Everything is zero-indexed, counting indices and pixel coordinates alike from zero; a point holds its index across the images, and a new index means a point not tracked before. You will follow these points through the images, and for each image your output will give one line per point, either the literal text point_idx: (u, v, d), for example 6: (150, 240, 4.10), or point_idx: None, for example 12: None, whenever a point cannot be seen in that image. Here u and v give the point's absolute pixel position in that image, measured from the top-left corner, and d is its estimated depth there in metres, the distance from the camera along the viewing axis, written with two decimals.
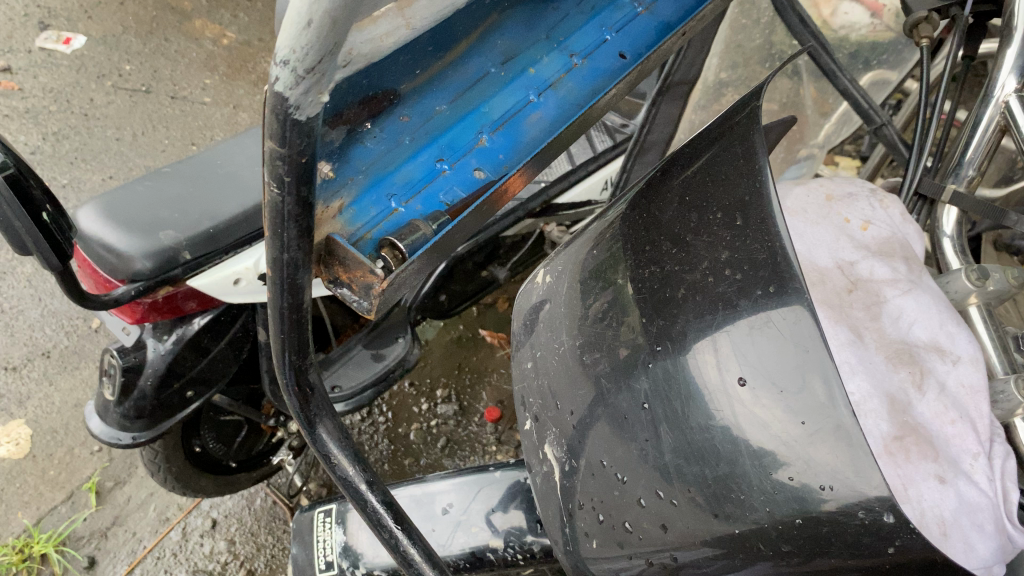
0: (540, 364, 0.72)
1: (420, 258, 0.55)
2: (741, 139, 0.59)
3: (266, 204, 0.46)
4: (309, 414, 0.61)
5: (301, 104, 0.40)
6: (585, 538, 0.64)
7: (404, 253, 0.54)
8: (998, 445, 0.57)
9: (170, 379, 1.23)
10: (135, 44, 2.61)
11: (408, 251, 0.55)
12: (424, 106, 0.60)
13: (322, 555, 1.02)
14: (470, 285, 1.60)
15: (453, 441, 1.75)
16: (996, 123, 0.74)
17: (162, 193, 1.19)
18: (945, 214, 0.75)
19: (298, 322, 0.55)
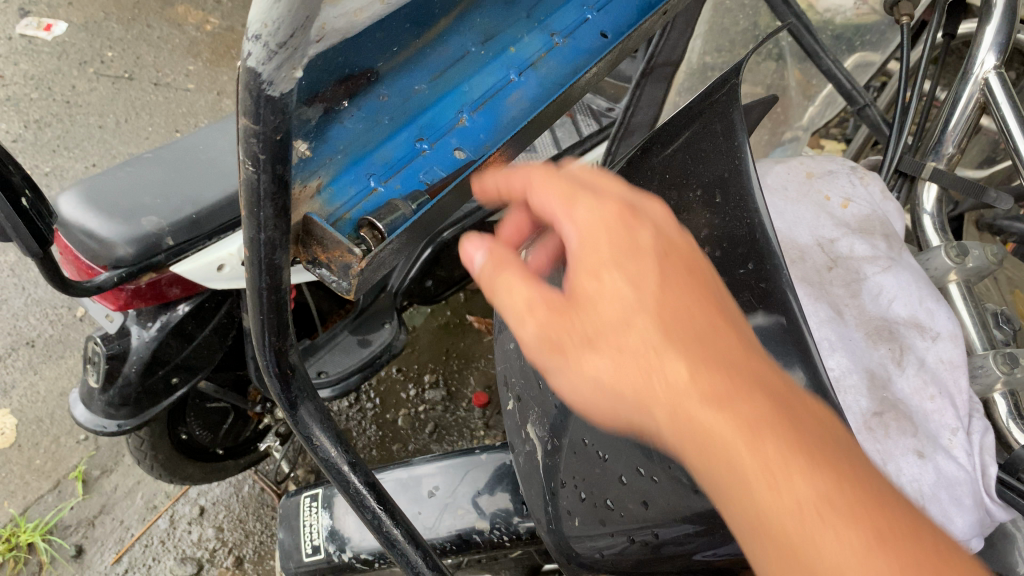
0: (523, 345, 0.71)
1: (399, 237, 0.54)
2: (721, 116, 0.58)
3: (240, 183, 0.46)
4: (291, 396, 0.60)
5: (274, 80, 0.40)
6: (568, 516, 0.63)
7: (385, 231, 0.54)
8: (976, 420, 0.57)
9: (155, 366, 1.22)
10: (117, 31, 2.58)
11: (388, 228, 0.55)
12: (402, 85, 0.60)
13: (309, 540, 1.02)
14: (456, 271, 1.59)
15: (441, 427, 1.76)
16: (975, 101, 0.74)
17: (144, 178, 1.17)
18: (925, 190, 0.75)
19: (277, 303, 0.54)
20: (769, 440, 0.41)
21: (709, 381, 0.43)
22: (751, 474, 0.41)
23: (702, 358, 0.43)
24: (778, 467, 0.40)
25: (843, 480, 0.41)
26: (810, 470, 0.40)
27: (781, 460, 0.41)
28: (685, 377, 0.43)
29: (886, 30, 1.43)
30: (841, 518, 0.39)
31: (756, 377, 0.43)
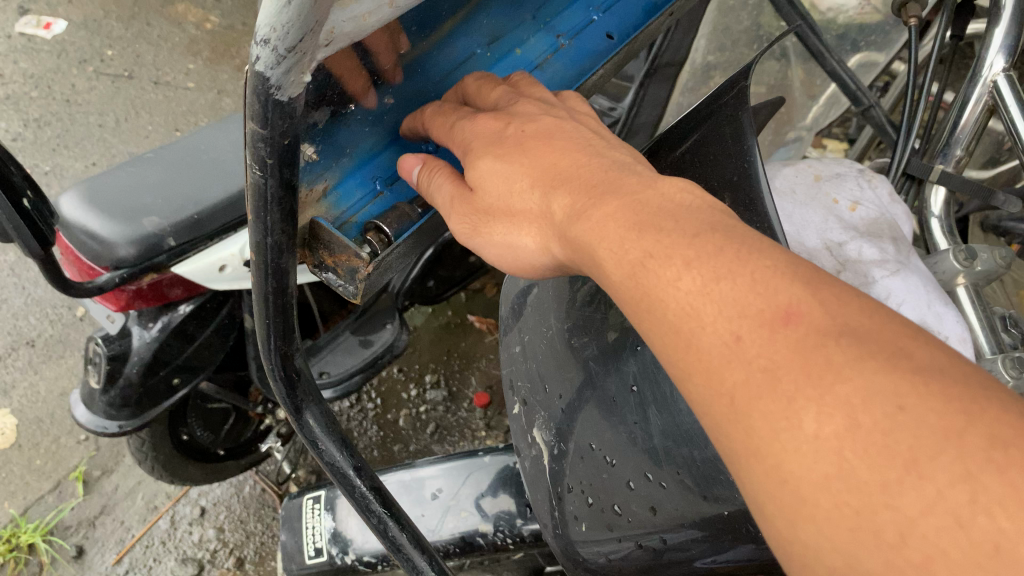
0: (529, 347, 0.71)
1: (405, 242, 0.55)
2: (730, 118, 0.58)
3: (247, 188, 0.45)
4: (296, 401, 0.60)
5: (282, 84, 0.39)
6: (574, 521, 0.61)
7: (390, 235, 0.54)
8: None
9: (156, 367, 1.21)
10: (117, 29, 2.57)
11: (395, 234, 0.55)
12: (409, 88, 0.60)
13: (311, 542, 1.02)
14: (457, 271, 1.59)
15: (442, 427, 1.75)
16: (984, 103, 0.73)
17: (145, 179, 1.17)
18: (934, 194, 0.75)
19: (283, 307, 0.54)
20: (690, 280, 0.39)
21: (636, 235, 0.43)
22: (674, 314, 0.40)
23: (628, 218, 0.44)
24: (697, 304, 0.39)
25: (773, 312, 0.36)
26: (729, 307, 0.38)
27: (703, 297, 0.38)
28: (601, 236, 0.44)
29: (891, 30, 1.42)
30: (755, 347, 0.36)
31: (692, 229, 0.41)
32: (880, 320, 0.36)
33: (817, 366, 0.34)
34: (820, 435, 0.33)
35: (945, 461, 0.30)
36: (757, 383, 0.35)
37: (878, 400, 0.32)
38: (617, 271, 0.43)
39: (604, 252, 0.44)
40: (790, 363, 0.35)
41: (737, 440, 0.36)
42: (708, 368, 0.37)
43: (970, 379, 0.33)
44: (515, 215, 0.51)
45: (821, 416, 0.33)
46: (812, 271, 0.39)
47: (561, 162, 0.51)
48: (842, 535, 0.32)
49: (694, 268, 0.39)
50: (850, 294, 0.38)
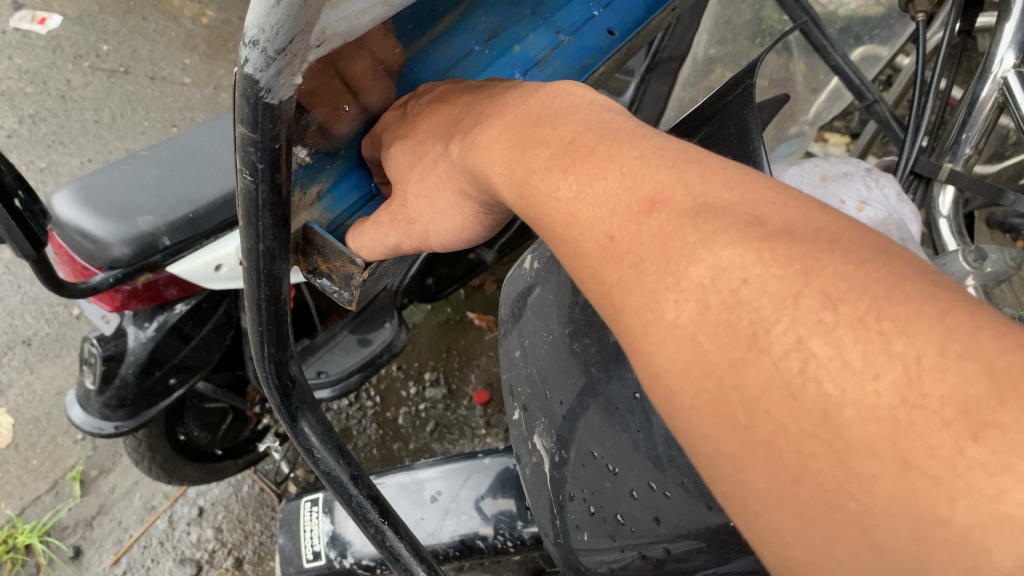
0: (530, 351, 0.69)
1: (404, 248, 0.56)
2: (735, 118, 0.58)
3: (238, 193, 0.44)
4: (291, 409, 0.58)
5: (272, 87, 0.38)
6: (575, 530, 0.60)
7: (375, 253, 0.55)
8: None
9: (152, 367, 1.20)
10: (113, 24, 2.55)
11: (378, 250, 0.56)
12: (403, 88, 0.59)
13: (309, 545, 1.01)
14: (456, 269, 1.58)
15: (442, 425, 1.74)
16: (994, 101, 0.72)
17: (138, 176, 1.15)
18: (943, 194, 0.75)
19: (276, 314, 0.52)
20: (568, 187, 0.39)
21: (520, 153, 0.43)
22: (560, 227, 0.40)
23: (513, 137, 0.44)
24: (576, 212, 0.39)
25: (638, 204, 0.36)
26: (600, 206, 0.38)
27: (579, 203, 0.39)
28: (491, 161, 0.45)
29: (895, 23, 1.41)
30: (623, 242, 0.36)
31: (569, 135, 0.41)
32: (746, 188, 0.35)
33: (674, 250, 0.34)
34: (680, 321, 0.33)
35: (781, 332, 0.30)
36: (626, 278, 0.35)
37: (726, 275, 0.32)
38: (511, 194, 0.43)
39: (495, 173, 0.44)
40: (651, 247, 0.35)
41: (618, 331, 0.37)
42: (592, 272, 0.38)
43: (822, 234, 0.32)
44: (424, 177, 0.51)
45: (679, 303, 0.33)
46: (683, 153, 0.38)
47: (454, 108, 0.51)
48: (696, 413, 0.32)
49: (570, 176, 0.39)
50: (722, 168, 0.37)
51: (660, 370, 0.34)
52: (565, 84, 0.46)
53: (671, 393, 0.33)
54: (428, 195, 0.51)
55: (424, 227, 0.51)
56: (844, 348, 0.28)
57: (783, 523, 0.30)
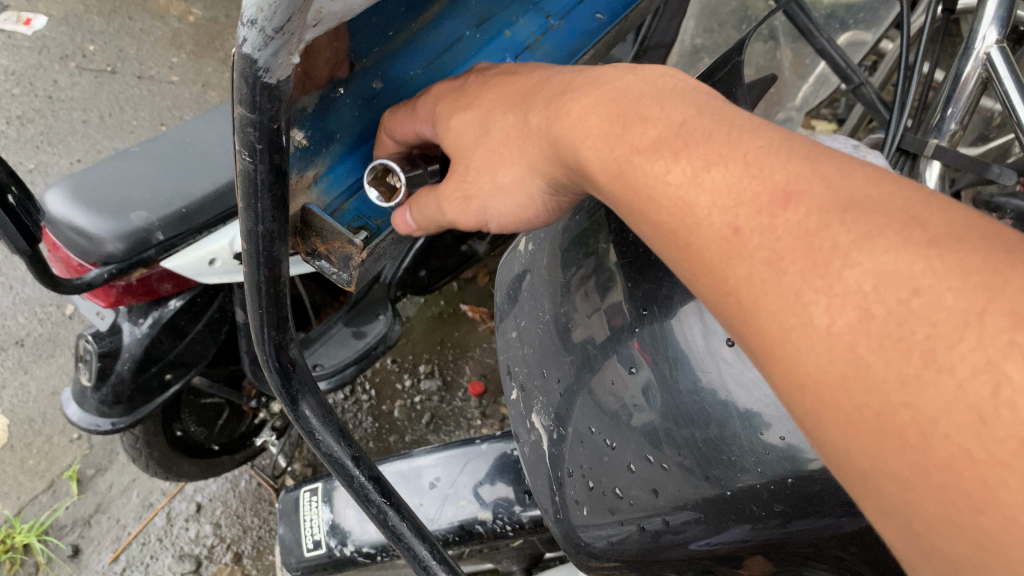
0: (527, 332, 0.70)
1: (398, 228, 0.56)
2: (723, 96, 0.59)
3: (237, 174, 0.44)
4: (292, 392, 0.59)
5: (270, 66, 0.38)
6: (575, 506, 0.60)
7: (372, 231, 0.56)
8: None
9: (147, 363, 1.20)
10: (99, 24, 2.54)
11: (375, 229, 0.56)
12: (395, 73, 0.59)
13: (309, 534, 1.01)
14: (449, 260, 1.58)
15: (438, 417, 1.75)
16: (978, 76, 0.74)
17: (131, 172, 1.15)
18: (930, 169, 0.76)
19: (276, 296, 0.53)
20: (681, 173, 0.41)
21: (624, 135, 0.45)
22: (672, 213, 0.41)
23: (607, 116, 0.46)
24: (691, 197, 0.41)
25: (770, 196, 0.38)
26: (726, 196, 0.39)
27: (695, 190, 0.40)
28: (583, 137, 0.46)
29: (880, 7, 1.42)
30: (756, 235, 0.38)
31: (677, 119, 0.43)
32: (893, 191, 0.36)
33: (821, 251, 0.35)
34: (834, 329, 0.34)
35: (959, 348, 0.30)
36: (760, 275, 0.37)
37: (891, 284, 0.33)
38: (606, 174, 0.45)
39: (588, 149, 0.46)
40: (793, 239, 0.36)
41: (732, 311, 0.39)
42: (711, 266, 0.39)
43: (988, 248, 0.33)
44: (495, 148, 0.52)
45: (833, 309, 0.34)
46: (809, 150, 0.40)
47: (529, 87, 0.54)
48: (819, 399, 0.35)
49: (684, 161, 0.41)
50: (857, 168, 0.38)
51: (786, 355, 0.36)
52: (658, 71, 0.48)
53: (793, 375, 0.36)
54: (493, 171, 0.52)
55: (483, 202, 0.53)
56: (989, 345, 0.30)
57: (960, 550, 0.30)
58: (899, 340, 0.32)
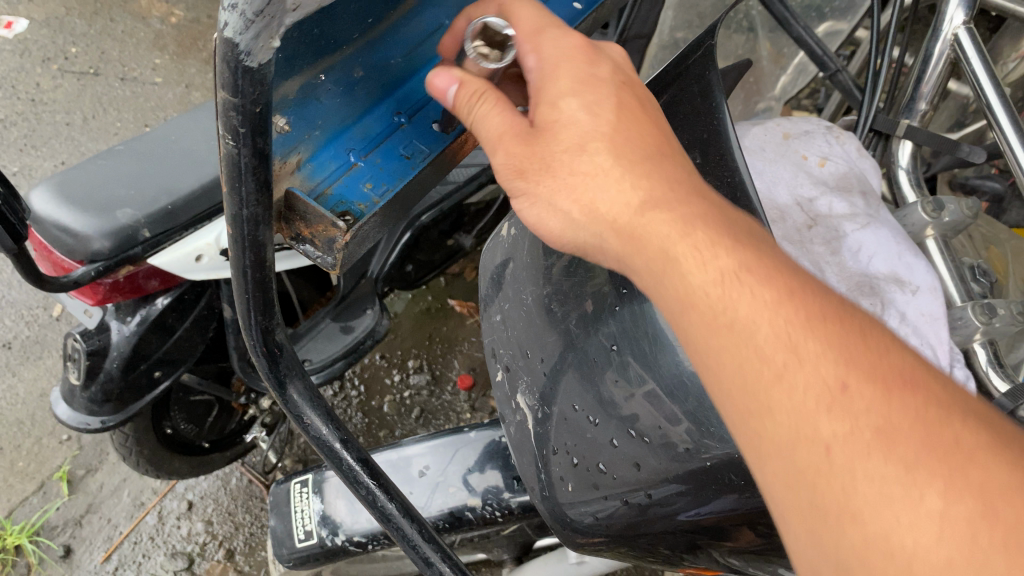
0: (511, 314, 0.71)
1: (384, 208, 0.57)
2: (698, 78, 0.62)
3: (221, 159, 0.45)
4: (279, 375, 0.60)
5: (252, 51, 0.39)
6: (560, 483, 0.62)
7: (355, 215, 0.55)
8: (958, 370, 0.61)
9: (136, 361, 1.21)
10: (81, 26, 2.54)
11: (358, 213, 0.55)
12: (376, 61, 0.60)
13: (301, 525, 1.02)
14: (436, 255, 1.58)
15: (427, 411, 1.76)
16: (947, 57, 0.79)
17: (116, 170, 1.15)
18: (901, 148, 0.80)
19: (262, 281, 0.54)
20: (786, 319, 0.43)
21: (723, 254, 0.46)
22: (767, 349, 0.42)
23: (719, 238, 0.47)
24: (797, 349, 0.42)
25: (873, 373, 0.41)
26: (831, 349, 0.42)
27: (800, 343, 0.42)
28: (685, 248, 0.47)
29: None
30: (864, 401, 0.39)
31: (778, 272, 0.45)
32: (967, 399, 0.41)
33: (936, 440, 0.38)
34: (944, 511, 0.36)
35: None
36: (864, 441, 0.38)
37: (998, 488, 0.36)
38: (702, 293, 0.45)
39: (687, 261, 0.46)
40: (885, 409, 0.39)
41: (772, 414, 0.41)
42: (804, 419, 0.40)
43: None
44: (580, 168, 0.53)
45: (943, 495, 0.36)
46: (892, 339, 0.44)
47: (648, 146, 0.53)
48: (865, 556, 0.37)
49: (790, 313, 0.43)
50: (931, 369, 0.43)
51: (821, 468, 0.39)
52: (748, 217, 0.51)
53: (815, 482, 0.39)
54: (558, 177, 0.53)
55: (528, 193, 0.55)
56: None
57: None
58: (962, 515, 0.36)
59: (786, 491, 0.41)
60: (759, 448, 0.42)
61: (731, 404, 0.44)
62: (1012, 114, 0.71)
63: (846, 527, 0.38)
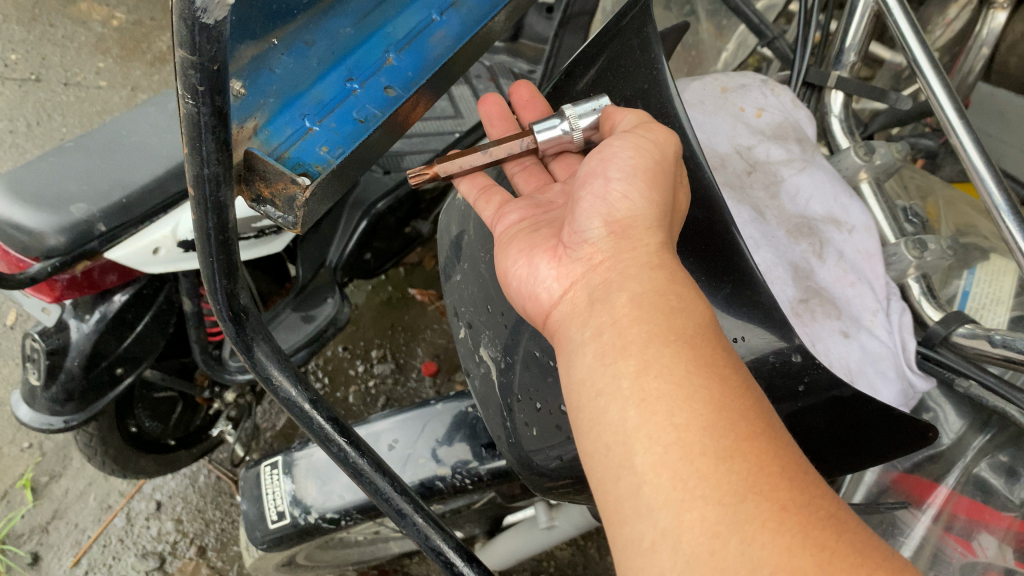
0: (470, 274, 0.74)
1: (343, 162, 0.59)
2: (635, 31, 0.69)
3: (181, 118, 0.47)
4: (246, 338, 0.61)
5: (208, 6, 0.41)
6: (525, 428, 0.64)
7: (313, 176, 0.57)
8: (895, 303, 0.65)
9: (97, 359, 1.19)
10: (19, 33, 2.50)
11: (315, 174, 0.57)
12: (327, 30, 0.63)
13: (273, 506, 1.03)
14: (394, 242, 1.59)
15: (393, 399, 1.77)
16: (870, 10, 0.85)
17: (67, 166, 1.08)
18: (833, 98, 0.89)
19: (225, 242, 0.55)
20: (772, 413, 0.50)
21: (718, 339, 0.52)
22: (751, 415, 0.48)
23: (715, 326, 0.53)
24: (773, 428, 0.48)
25: (820, 478, 0.48)
26: (790, 446, 0.48)
27: (778, 429, 0.49)
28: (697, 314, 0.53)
29: None
30: (824, 498, 0.46)
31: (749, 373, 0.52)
32: None
33: (869, 539, 0.45)
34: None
35: None
36: (824, 516, 0.45)
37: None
38: (703, 349, 0.51)
39: (690, 318, 0.52)
40: (791, 455, 0.47)
41: (697, 402, 0.47)
42: (771, 470, 0.45)
43: None
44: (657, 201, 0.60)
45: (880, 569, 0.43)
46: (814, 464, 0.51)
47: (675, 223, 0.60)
48: None
49: (769, 407, 0.50)
50: None
51: (725, 453, 0.45)
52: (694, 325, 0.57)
53: (717, 466, 0.45)
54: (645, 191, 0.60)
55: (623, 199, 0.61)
56: None
57: None
58: (837, 540, 0.44)
59: (674, 456, 0.45)
60: (665, 417, 0.47)
61: (654, 381, 0.49)
62: (937, 65, 0.78)
63: (729, 497, 0.43)
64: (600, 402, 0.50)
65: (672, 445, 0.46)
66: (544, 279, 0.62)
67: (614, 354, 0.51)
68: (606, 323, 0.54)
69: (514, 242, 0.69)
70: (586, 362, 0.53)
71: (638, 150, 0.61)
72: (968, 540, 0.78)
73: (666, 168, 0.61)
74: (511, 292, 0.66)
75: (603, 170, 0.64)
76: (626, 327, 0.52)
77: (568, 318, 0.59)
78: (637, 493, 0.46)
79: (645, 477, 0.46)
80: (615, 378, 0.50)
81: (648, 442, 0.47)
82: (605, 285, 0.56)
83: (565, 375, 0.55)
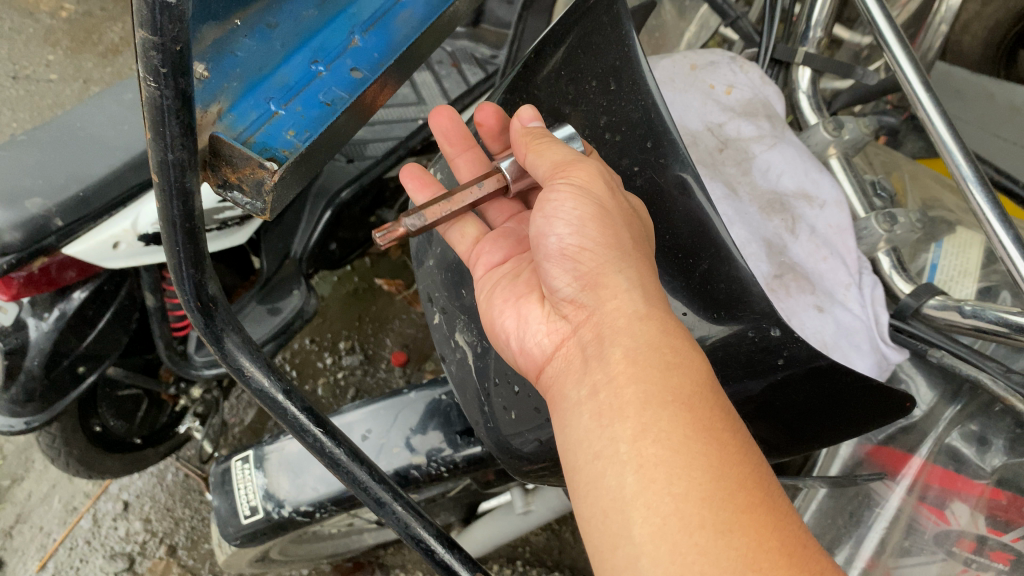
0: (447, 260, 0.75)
1: (312, 144, 0.59)
2: (607, 10, 0.70)
3: (143, 102, 0.45)
4: (215, 329, 0.60)
5: None
6: (503, 413, 0.67)
7: (280, 161, 0.56)
8: (868, 275, 0.65)
9: (58, 358, 1.14)
10: None
11: (282, 158, 0.56)
12: (287, 13, 0.62)
13: (245, 502, 1.01)
14: (360, 232, 1.57)
15: (363, 390, 1.76)
16: None
17: (19, 159, 1.01)
18: (800, 75, 0.90)
19: (191, 232, 0.54)
20: (771, 475, 0.51)
21: (711, 395, 0.53)
22: (747, 482, 0.49)
23: (702, 376, 0.54)
24: (769, 493, 0.49)
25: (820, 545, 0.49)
26: (787, 510, 0.49)
27: (775, 492, 0.50)
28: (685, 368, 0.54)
29: None
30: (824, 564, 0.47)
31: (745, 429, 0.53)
32: None
33: None
34: None
35: None
36: None
37: None
38: (696, 411, 0.51)
39: (681, 378, 0.53)
40: (790, 527, 0.48)
41: (696, 469, 0.48)
42: (769, 545, 0.46)
43: None
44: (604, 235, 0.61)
45: None
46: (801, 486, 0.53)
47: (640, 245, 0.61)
48: None
49: (765, 467, 0.51)
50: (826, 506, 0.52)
51: (725, 526, 0.46)
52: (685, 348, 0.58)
53: (714, 542, 0.45)
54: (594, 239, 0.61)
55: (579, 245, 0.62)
56: None
57: None
58: None
59: (672, 528, 0.46)
60: (663, 485, 0.48)
61: (652, 447, 0.49)
62: (902, 40, 0.79)
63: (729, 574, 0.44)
64: (596, 465, 0.51)
65: (670, 516, 0.47)
66: (535, 333, 0.64)
67: (611, 416, 0.52)
68: (601, 382, 0.55)
69: (498, 290, 0.70)
70: (583, 423, 0.54)
71: (579, 199, 0.62)
72: (943, 509, 0.79)
73: (611, 208, 0.61)
74: (499, 341, 0.68)
75: (552, 226, 0.65)
76: (622, 387, 0.53)
77: (563, 373, 0.60)
78: (635, 563, 0.47)
79: (643, 549, 0.47)
80: (612, 442, 0.51)
81: (646, 510, 0.47)
82: (599, 340, 0.57)
83: (560, 433, 0.56)
